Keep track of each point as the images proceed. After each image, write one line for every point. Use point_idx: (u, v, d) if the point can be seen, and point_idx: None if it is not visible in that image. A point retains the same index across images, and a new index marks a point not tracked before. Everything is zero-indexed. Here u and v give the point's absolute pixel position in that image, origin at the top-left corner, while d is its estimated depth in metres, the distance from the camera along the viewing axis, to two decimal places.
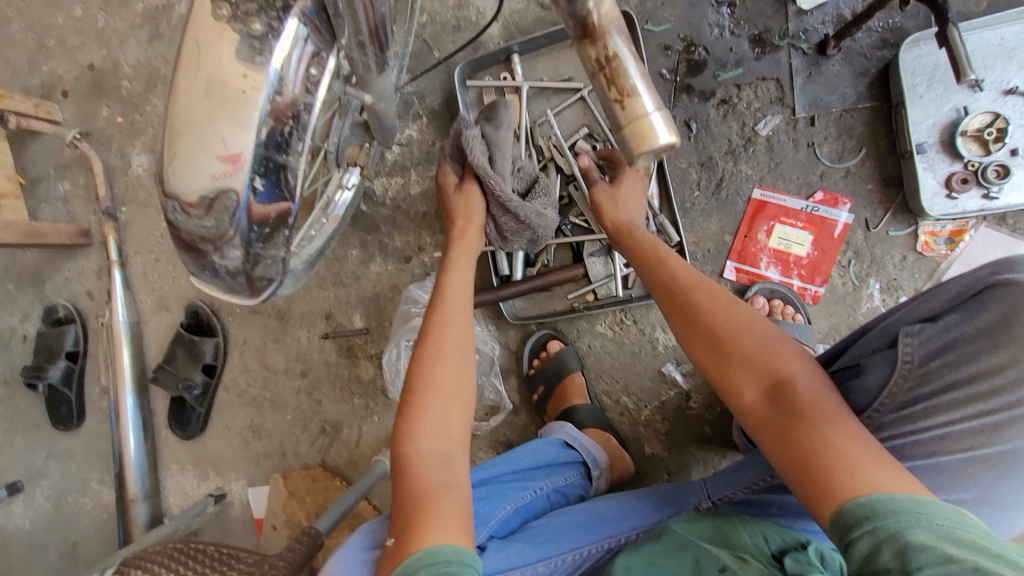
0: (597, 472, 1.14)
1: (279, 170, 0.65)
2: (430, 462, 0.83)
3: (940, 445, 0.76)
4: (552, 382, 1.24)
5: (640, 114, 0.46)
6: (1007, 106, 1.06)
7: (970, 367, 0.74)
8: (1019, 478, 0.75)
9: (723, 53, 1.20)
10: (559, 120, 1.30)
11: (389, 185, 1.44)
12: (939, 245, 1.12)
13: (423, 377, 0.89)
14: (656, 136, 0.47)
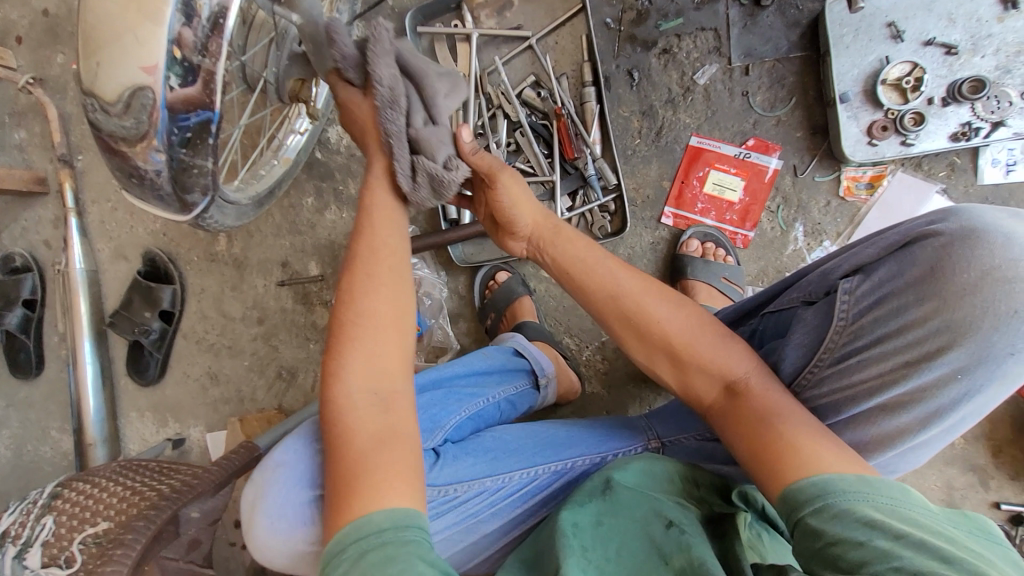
0: (545, 381, 1.13)
1: (196, 73, 0.67)
2: (364, 404, 0.74)
3: (868, 406, 0.67)
4: (501, 309, 1.29)
5: None
6: (926, 57, 1.12)
7: (900, 320, 0.65)
8: (941, 438, 0.68)
9: (665, 3, 1.23)
10: (507, 70, 1.29)
11: (344, 133, 1.47)
12: (860, 190, 1.18)
13: (355, 306, 0.80)
14: None
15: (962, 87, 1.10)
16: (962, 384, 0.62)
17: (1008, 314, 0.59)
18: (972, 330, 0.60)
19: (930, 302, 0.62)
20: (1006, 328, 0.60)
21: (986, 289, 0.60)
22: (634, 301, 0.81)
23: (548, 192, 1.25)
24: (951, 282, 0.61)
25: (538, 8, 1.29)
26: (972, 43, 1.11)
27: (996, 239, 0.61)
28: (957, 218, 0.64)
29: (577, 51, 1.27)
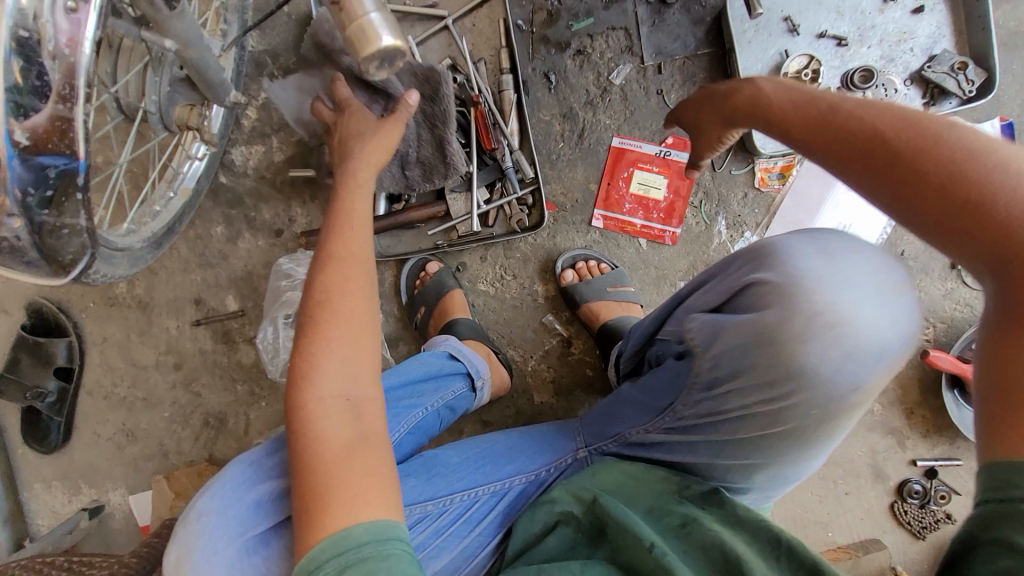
0: (481, 383, 1.10)
1: (50, 121, 0.59)
2: (333, 410, 0.69)
3: (736, 425, 0.76)
4: (431, 302, 1.24)
5: (359, 14, 0.59)
6: (820, 49, 1.19)
7: (748, 353, 0.71)
8: (806, 447, 0.77)
9: (574, 3, 1.22)
10: (423, 51, 1.25)
11: (250, 154, 1.35)
12: (773, 181, 1.24)
13: (326, 303, 0.74)
14: (378, 38, 0.59)
15: (854, 77, 1.17)
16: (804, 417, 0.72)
17: (841, 358, 0.67)
18: (807, 377, 0.69)
19: (762, 355, 0.70)
20: (843, 371, 0.68)
21: (822, 338, 0.67)
22: (972, 164, 0.55)
23: (464, 183, 1.23)
24: (794, 327, 0.68)
25: None
26: (859, 34, 1.18)
27: (819, 280, 0.68)
28: (818, 247, 0.71)
29: (495, 35, 1.24)
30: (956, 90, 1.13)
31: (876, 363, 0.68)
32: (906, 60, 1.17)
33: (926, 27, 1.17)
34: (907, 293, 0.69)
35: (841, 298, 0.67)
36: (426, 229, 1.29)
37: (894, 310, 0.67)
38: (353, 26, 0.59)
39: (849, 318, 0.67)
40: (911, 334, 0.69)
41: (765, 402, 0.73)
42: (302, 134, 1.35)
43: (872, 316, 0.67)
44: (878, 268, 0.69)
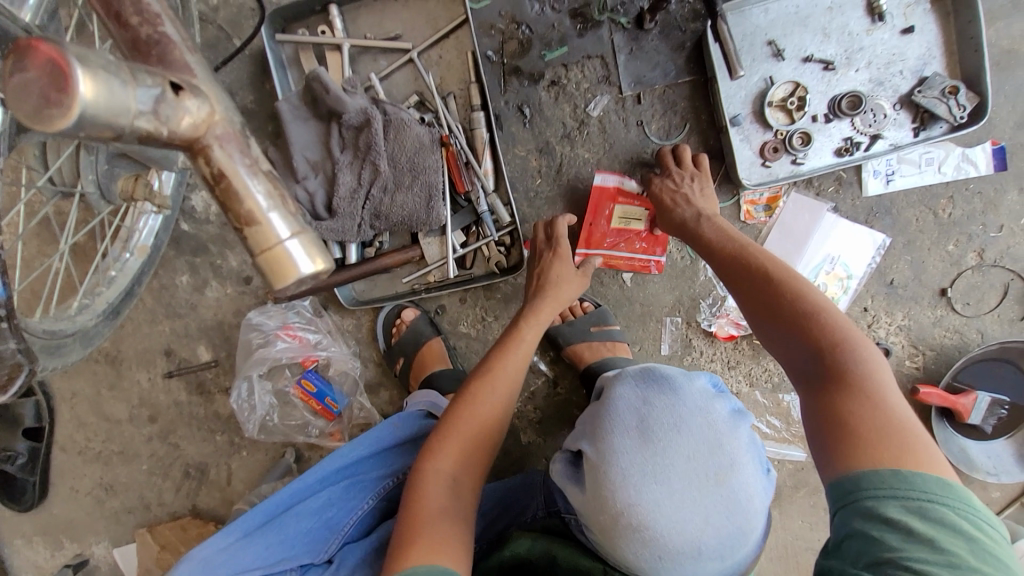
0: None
1: None
2: (446, 482, 0.83)
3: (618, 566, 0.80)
4: (409, 353, 1.21)
5: (273, 244, 0.48)
6: (806, 75, 1.13)
7: (587, 512, 0.79)
8: None
9: (546, 31, 1.15)
10: (387, 86, 1.18)
11: (211, 199, 1.28)
12: (759, 213, 1.19)
13: (469, 400, 0.92)
14: (298, 268, 0.48)
15: (841, 103, 1.12)
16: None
17: (655, 558, 0.74)
18: (635, 565, 0.76)
19: (601, 537, 0.79)
20: (662, 568, 0.74)
21: (631, 540, 0.74)
22: (796, 283, 0.81)
23: (438, 228, 1.17)
24: (604, 521, 0.76)
25: (418, 15, 1.17)
26: (846, 57, 1.12)
27: (622, 482, 0.74)
28: (638, 436, 0.77)
29: (463, 68, 1.17)
30: (946, 115, 1.09)
31: (695, 560, 0.73)
32: (895, 83, 1.12)
33: (916, 48, 1.11)
34: (731, 481, 0.74)
35: (643, 500, 0.73)
36: (401, 275, 1.23)
37: (705, 509, 0.73)
38: (263, 255, 0.48)
39: (651, 523, 0.72)
40: (733, 523, 0.73)
41: (626, 560, 0.77)
42: None
43: (680, 517, 0.72)
44: (694, 457, 0.75)
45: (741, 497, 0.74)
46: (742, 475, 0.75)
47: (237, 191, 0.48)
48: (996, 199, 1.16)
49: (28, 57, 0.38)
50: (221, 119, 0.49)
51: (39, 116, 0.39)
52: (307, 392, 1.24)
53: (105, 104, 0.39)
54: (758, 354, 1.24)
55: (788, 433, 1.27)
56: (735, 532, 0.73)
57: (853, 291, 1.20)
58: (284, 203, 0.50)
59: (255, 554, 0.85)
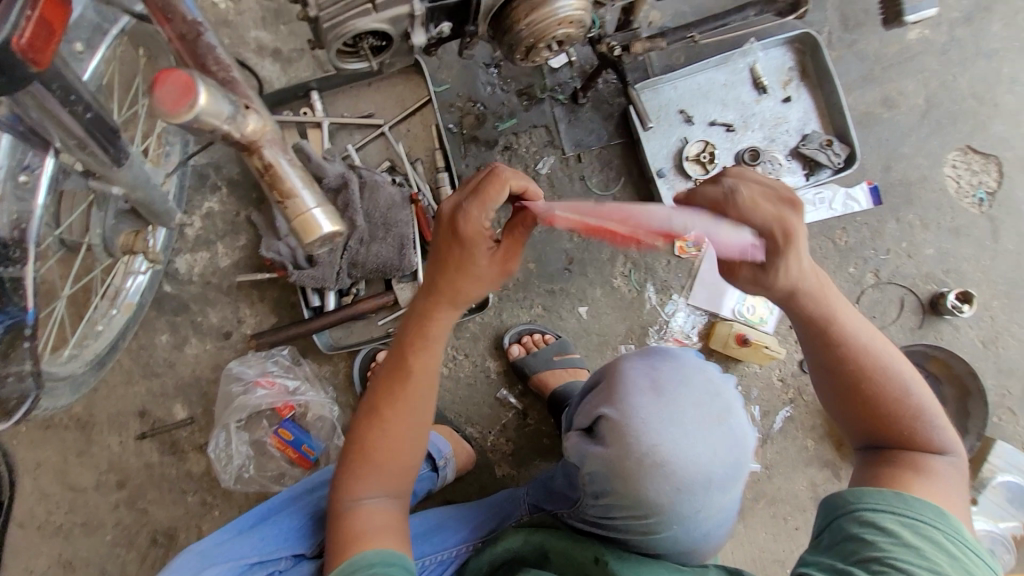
0: (443, 462, 1.17)
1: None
2: (367, 505, 0.82)
3: (630, 524, 0.87)
4: None
5: (304, 211, 0.69)
6: (713, 135, 1.37)
7: (609, 477, 0.86)
8: (709, 525, 0.87)
9: (498, 107, 1.37)
10: (362, 155, 1.35)
11: (194, 261, 1.36)
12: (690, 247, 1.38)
13: (376, 417, 0.82)
14: (320, 226, 0.69)
15: (744, 156, 1.36)
16: (669, 536, 0.86)
17: (673, 491, 0.84)
18: (656, 506, 0.84)
19: (621, 487, 0.85)
20: (680, 501, 0.84)
21: (659, 478, 0.84)
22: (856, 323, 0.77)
23: (410, 273, 1.29)
24: (632, 467, 0.84)
25: (388, 97, 1.37)
26: (743, 121, 1.38)
27: (648, 429, 0.85)
28: (652, 391, 0.88)
29: (429, 137, 1.36)
30: (828, 162, 1.34)
31: (707, 491, 0.85)
32: (785, 139, 1.38)
33: (796, 112, 1.38)
34: (730, 423, 0.87)
35: (664, 441, 0.84)
36: (376, 319, 1.33)
37: (714, 444, 0.85)
38: (297, 217, 0.69)
39: (672, 459, 0.84)
40: (735, 458, 0.86)
41: (646, 513, 0.85)
42: (247, 239, 1.37)
43: (695, 450, 0.84)
44: (700, 401, 0.88)
45: (738, 436, 0.87)
46: (737, 418, 0.88)
47: (281, 175, 0.69)
48: (880, 228, 1.39)
49: (163, 78, 0.60)
50: (271, 129, 0.69)
51: (172, 112, 0.60)
52: (284, 440, 1.27)
53: (211, 107, 0.61)
54: None
55: None
56: (736, 465, 0.86)
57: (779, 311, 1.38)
58: (313, 185, 0.70)
59: (250, 544, 0.86)
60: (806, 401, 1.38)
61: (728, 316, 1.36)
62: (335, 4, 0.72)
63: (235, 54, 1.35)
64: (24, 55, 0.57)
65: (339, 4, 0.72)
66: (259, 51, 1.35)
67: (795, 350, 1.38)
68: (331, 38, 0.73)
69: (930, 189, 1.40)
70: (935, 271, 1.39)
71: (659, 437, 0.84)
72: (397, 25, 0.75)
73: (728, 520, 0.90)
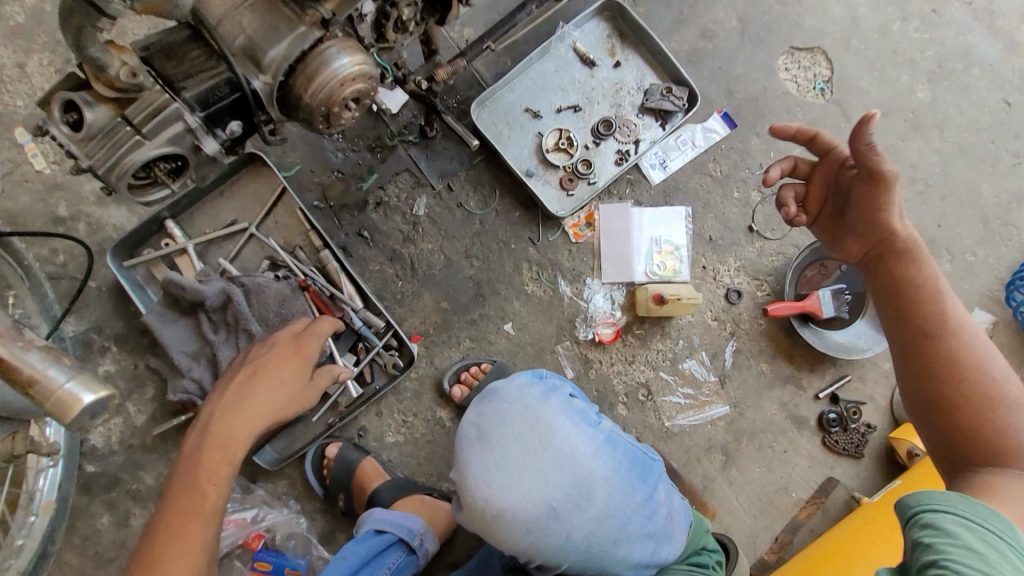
0: (418, 541, 1.17)
1: None
2: None
3: (535, 563, 0.92)
4: (346, 484, 1.23)
5: (56, 388, 0.61)
6: (564, 120, 1.41)
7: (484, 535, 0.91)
8: (608, 533, 0.90)
9: (355, 168, 1.36)
10: (239, 264, 1.32)
11: (109, 431, 1.29)
12: (585, 230, 1.40)
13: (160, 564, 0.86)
14: (78, 397, 0.61)
15: (599, 129, 1.40)
16: (563, 560, 0.90)
17: (525, 534, 0.87)
18: (523, 549, 0.89)
19: (494, 542, 0.90)
20: (536, 538, 0.87)
21: (506, 528, 0.87)
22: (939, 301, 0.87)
23: (327, 359, 1.26)
24: (484, 524, 0.89)
25: (245, 198, 1.33)
26: (586, 97, 1.42)
27: (479, 484, 0.88)
28: (479, 442, 0.92)
29: (299, 222, 1.34)
30: (674, 107, 1.39)
31: (565, 512, 0.88)
32: (630, 100, 1.42)
33: (630, 73, 1.43)
34: (551, 443, 0.90)
35: (495, 490, 0.87)
36: (313, 416, 1.29)
37: (540, 474, 0.88)
38: (49, 401, 0.61)
39: (507, 506, 0.87)
40: (570, 473, 0.89)
41: (534, 553, 0.89)
42: (154, 387, 1.30)
43: (524, 487, 0.87)
44: (518, 437, 0.90)
45: (566, 450, 0.90)
46: (560, 433, 0.91)
47: (16, 367, 0.62)
48: (746, 147, 1.45)
49: None
50: None
51: None
52: (265, 571, 1.21)
53: None
54: (645, 341, 1.38)
55: (702, 396, 1.39)
56: (575, 479, 0.89)
57: (688, 257, 1.41)
58: (59, 360, 0.64)
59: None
60: (746, 329, 1.41)
61: (643, 280, 1.39)
62: (103, 148, 0.71)
63: (75, 213, 1.30)
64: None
65: (107, 148, 0.70)
66: (99, 201, 1.30)
67: (717, 286, 1.41)
68: (114, 179, 0.72)
69: (775, 96, 1.47)
70: None
71: (490, 489, 0.88)
72: (180, 143, 0.75)
73: (624, 521, 0.91)
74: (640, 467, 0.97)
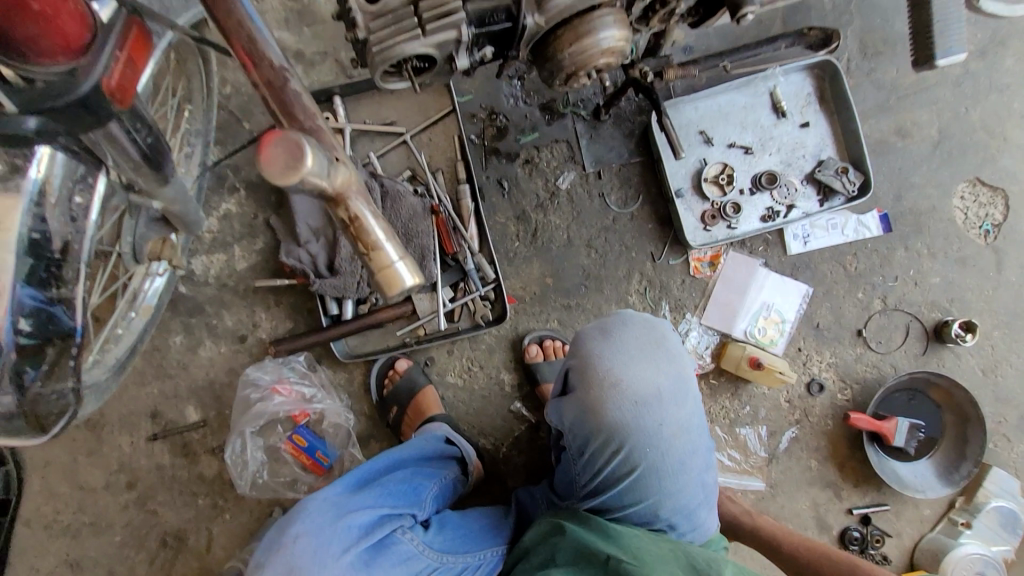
0: (475, 467, 1.23)
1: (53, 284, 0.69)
2: None
3: (618, 455, 0.95)
4: (403, 402, 1.29)
5: (390, 264, 0.70)
6: (731, 156, 1.39)
7: (585, 411, 0.95)
8: (686, 446, 0.97)
9: (520, 120, 1.37)
10: (383, 163, 1.35)
11: (210, 263, 1.35)
12: (705, 268, 1.41)
13: None
14: (403, 281, 0.71)
15: (761, 179, 1.38)
16: (643, 458, 0.95)
17: (632, 409, 0.94)
18: (620, 425, 0.94)
19: (596, 417, 0.95)
20: (639, 416, 0.94)
21: (616, 398, 0.94)
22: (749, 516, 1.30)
23: (428, 284, 1.31)
24: (593, 389, 0.95)
25: (411, 105, 1.36)
26: (761, 144, 1.40)
27: (601, 355, 0.97)
28: (604, 333, 1.00)
29: (451, 148, 1.36)
30: (842, 189, 1.37)
31: (666, 405, 0.95)
32: (801, 164, 1.40)
33: (813, 138, 1.40)
34: (667, 348, 1.00)
35: (616, 366, 0.96)
36: (394, 328, 1.34)
37: (656, 365, 0.97)
38: (380, 271, 0.70)
39: (624, 379, 0.95)
40: (677, 377, 0.98)
41: (628, 434, 0.94)
42: (265, 242, 1.35)
43: (640, 370, 0.96)
44: (642, 334, 1.00)
45: (676, 360, 1.00)
46: (673, 345, 1.01)
47: (365, 228, 0.72)
48: (889, 255, 1.43)
49: (267, 143, 0.61)
50: (354, 181, 0.73)
51: (281, 176, 0.61)
52: (298, 446, 1.29)
53: (319, 169, 0.64)
54: (714, 392, 1.40)
55: (746, 464, 1.40)
56: (680, 382, 0.98)
57: (789, 334, 1.41)
58: (394, 237, 0.73)
59: (372, 497, 1.00)
60: (811, 422, 1.42)
61: (740, 336, 1.39)
62: (383, 28, 0.72)
63: None
64: (112, 95, 0.71)
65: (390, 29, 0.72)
66: (282, 52, 1.33)
67: (803, 372, 1.41)
68: (379, 60, 0.74)
69: (939, 219, 1.44)
70: (940, 300, 1.43)
71: (613, 362, 0.96)
72: (442, 49, 0.76)
73: (694, 449, 0.98)
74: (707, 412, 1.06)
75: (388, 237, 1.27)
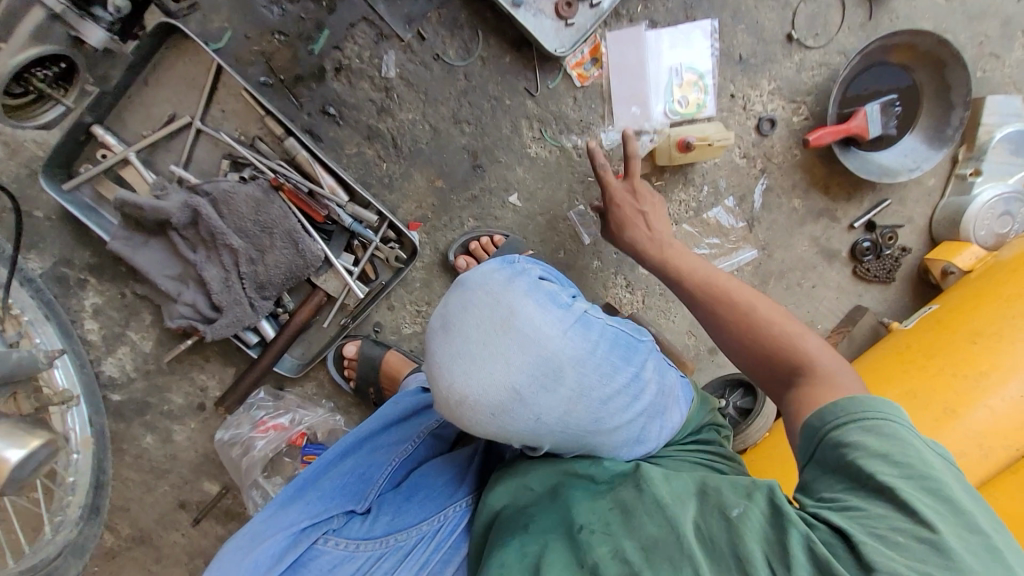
0: None
1: None
2: None
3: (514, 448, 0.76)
4: (375, 378, 1.22)
5: None
6: None
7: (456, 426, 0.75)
8: (589, 415, 0.73)
9: (299, 27, 1.10)
10: (195, 166, 1.13)
11: (121, 360, 1.23)
12: (590, 70, 1.17)
13: None
14: None
15: None
16: (539, 443, 0.75)
17: (492, 419, 0.70)
18: (491, 434, 0.73)
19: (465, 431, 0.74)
20: (509, 422, 0.71)
21: (473, 416, 0.71)
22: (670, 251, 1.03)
23: (323, 263, 1.16)
24: (450, 413, 0.73)
25: (178, 83, 1.10)
26: None
27: (438, 366, 0.71)
28: (438, 332, 0.72)
29: (248, 107, 1.12)
30: None
31: (540, 396, 0.70)
32: None
33: None
34: (518, 325, 0.70)
35: (458, 380, 0.69)
36: (322, 321, 1.23)
37: (507, 357, 0.69)
38: None
39: (472, 393, 0.69)
40: (541, 354, 0.70)
41: (508, 435, 0.73)
42: (152, 313, 1.22)
43: (487, 372, 0.69)
44: (480, 316, 0.70)
45: (535, 333, 0.70)
46: (526, 314, 0.71)
47: None
48: None
49: None
50: None
51: None
52: None
53: None
54: (666, 192, 1.24)
55: (729, 243, 1.29)
56: (548, 358, 0.70)
57: (714, 87, 1.19)
58: None
59: (296, 512, 0.86)
60: (778, 164, 1.26)
61: (664, 123, 1.19)
62: None
63: None
64: None
65: None
66: None
67: (748, 117, 1.22)
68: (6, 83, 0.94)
69: None
70: None
71: (451, 376, 0.70)
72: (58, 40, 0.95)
73: (606, 403, 0.74)
74: (624, 346, 0.78)
75: (248, 244, 1.10)
